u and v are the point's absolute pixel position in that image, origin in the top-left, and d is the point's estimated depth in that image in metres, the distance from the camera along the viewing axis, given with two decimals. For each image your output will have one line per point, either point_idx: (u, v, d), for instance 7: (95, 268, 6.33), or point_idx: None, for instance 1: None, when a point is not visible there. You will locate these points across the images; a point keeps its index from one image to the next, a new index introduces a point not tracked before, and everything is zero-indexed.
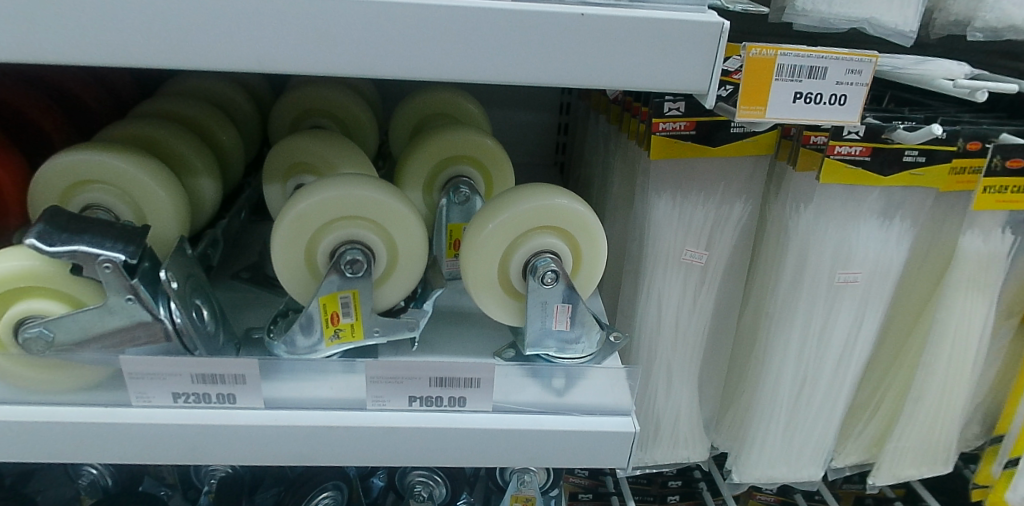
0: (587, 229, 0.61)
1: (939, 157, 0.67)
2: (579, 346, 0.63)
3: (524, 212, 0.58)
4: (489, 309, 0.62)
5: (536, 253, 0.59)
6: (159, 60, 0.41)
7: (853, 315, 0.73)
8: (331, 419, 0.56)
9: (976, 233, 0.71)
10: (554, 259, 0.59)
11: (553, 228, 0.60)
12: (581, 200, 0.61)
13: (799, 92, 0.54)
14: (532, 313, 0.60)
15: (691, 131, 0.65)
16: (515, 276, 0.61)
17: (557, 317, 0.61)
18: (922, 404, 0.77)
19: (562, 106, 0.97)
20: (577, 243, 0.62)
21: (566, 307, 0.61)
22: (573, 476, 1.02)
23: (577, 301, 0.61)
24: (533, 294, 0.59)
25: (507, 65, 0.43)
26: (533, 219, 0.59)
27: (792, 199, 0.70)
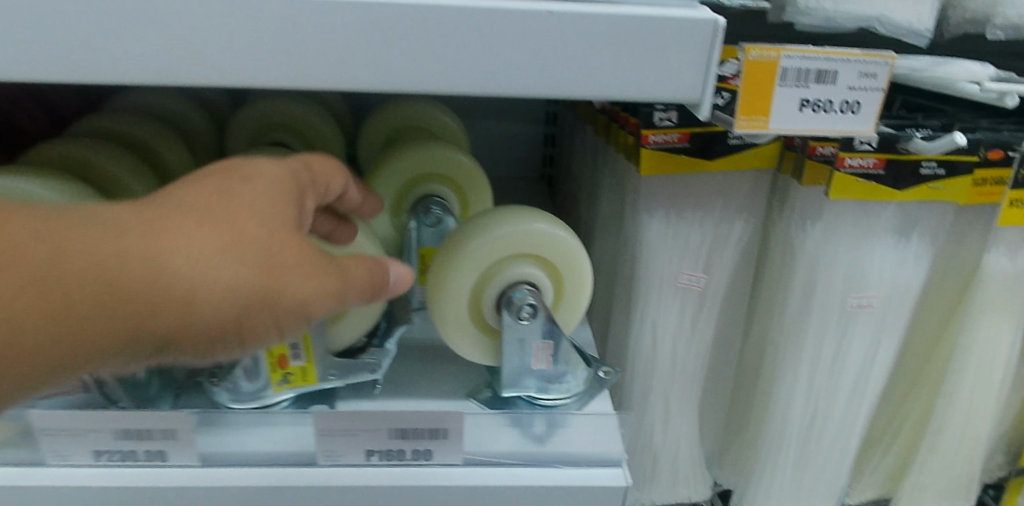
0: (569, 257, 0.54)
1: (961, 168, 0.61)
2: (562, 387, 0.56)
3: (498, 238, 0.51)
4: (458, 348, 0.56)
5: (513, 285, 0.53)
6: (18, 71, 0.32)
7: (869, 342, 0.66)
8: (276, 477, 0.49)
9: (1002, 250, 0.64)
10: (533, 292, 0.52)
11: (532, 257, 0.54)
12: (563, 224, 0.55)
13: (806, 99, 0.48)
14: (508, 352, 0.54)
15: (684, 144, 0.59)
16: (489, 311, 0.54)
17: (537, 355, 0.54)
18: (944, 436, 0.70)
19: (549, 116, 0.91)
20: (557, 271, 0.55)
21: (546, 343, 0.54)
22: None
23: (559, 336, 0.54)
24: (509, 332, 0.53)
25: (465, 73, 0.36)
26: (508, 247, 0.52)
27: (798, 216, 0.64)
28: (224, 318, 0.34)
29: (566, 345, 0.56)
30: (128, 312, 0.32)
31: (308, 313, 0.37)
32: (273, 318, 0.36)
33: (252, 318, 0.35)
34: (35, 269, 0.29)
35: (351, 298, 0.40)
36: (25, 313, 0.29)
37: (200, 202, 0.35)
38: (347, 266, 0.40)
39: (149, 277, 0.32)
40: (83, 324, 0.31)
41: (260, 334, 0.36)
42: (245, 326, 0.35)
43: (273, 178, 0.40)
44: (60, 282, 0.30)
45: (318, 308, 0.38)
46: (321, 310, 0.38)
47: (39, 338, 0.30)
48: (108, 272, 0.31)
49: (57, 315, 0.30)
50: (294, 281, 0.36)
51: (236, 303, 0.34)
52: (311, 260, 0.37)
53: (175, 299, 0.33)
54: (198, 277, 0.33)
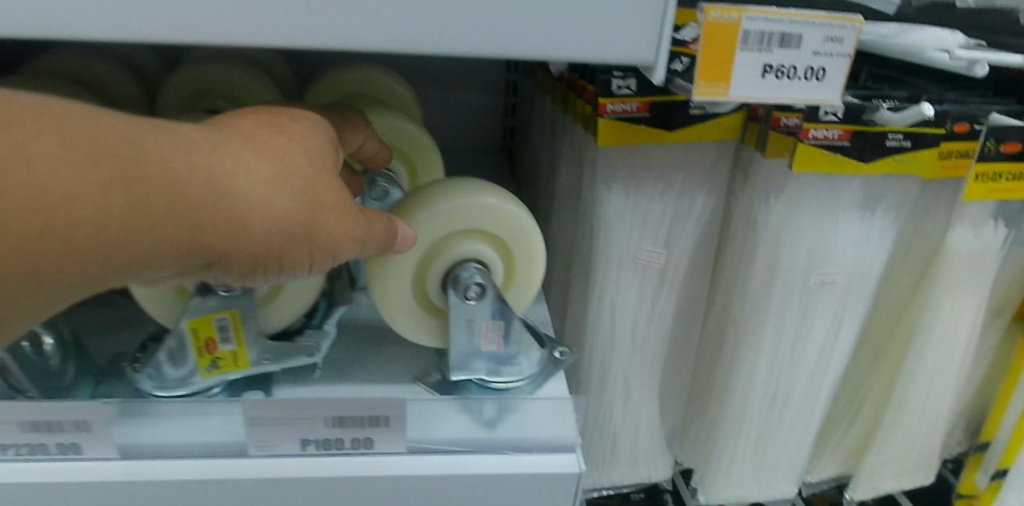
0: (518, 233, 0.51)
1: (927, 141, 0.59)
2: (515, 371, 0.53)
3: (442, 212, 0.48)
4: (403, 329, 0.53)
5: (459, 262, 0.50)
6: None
7: (831, 320, 0.64)
8: (203, 469, 0.46)
9: (966, 226, 0.63)
10: (480, 270, 0.49)
11: (479, 232, 0.50)
12: (514, 197, 0.51)
13: (769, 64, 0.45)
14: (455, 334, 0.51)
15: (644, 114, 0.56)
16: (435, 291, 0.51)
17: (487, 337, 0.52)
18: (904, 413, 0.69)
19: (509, 86, 0.87)
20: (507, 248, 0.52)
21: (496, 324, 0.51)
22: None
23: (510, 317, 0.51)
24: (455, 313, 0.50)
25: (393, 29, 0.33)
26: (453, 222, 0.49)
27: (761, 190, 0.61)
28: (269, 247, 0.36)
29: (519, 326, 0.53)
30: (191, 227, 0.32)
31: (338, 252, 0.39)
32: (310, 254, 0.38)
33: (292, 248, 0.37)
34: (119, 171, 0.30)
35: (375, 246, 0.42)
36: (105, 209, 0.29)
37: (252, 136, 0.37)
38: (373, 216, 0.42)
39: (216, 196, 0.33)
40: (149, 232, 0.31)
41: (290, 267, 0.38)
42: (282, 259, 0.37)
43: (316, 125, 0.42)
44: (137, 187, 0.30)
45: (346, 250, 0.40)
46: (350, 252, 0.40)
47: (109, 238, 0.30)
48: (178, 182, 0.32)
49: (133, 217, 0.30)
50: (332, 222, 0.38)
51: (283, 234, 0.36)
52: (344, 202, 0.39)
53: (235, 220, 0.34)
54: (255, 202, 0.35)
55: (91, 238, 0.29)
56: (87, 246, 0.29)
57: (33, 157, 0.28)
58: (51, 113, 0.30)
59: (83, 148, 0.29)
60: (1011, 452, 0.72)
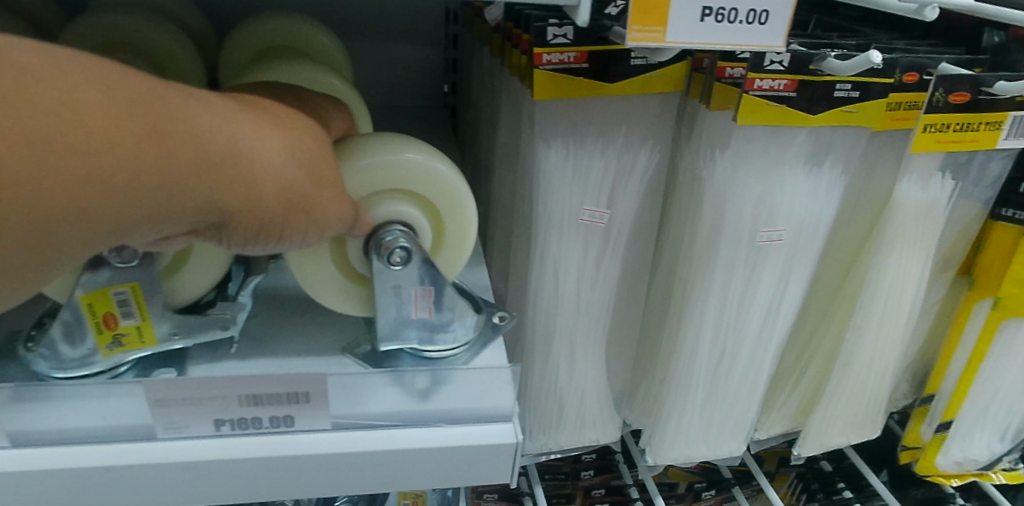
0: (446, 192, 0.47)
1: (875, 91, 0.57)
2: (449, 339, 0.50)
3: (359, 170, 0.44)
4: (326, 299, 0.49)
5: (383, 225, 0.46)
6: None
7: (778, 278, 0.63)
8: (107, 456, 0.42)
9: (914, 179, 0.62)
10: (405, 234, 0.46)
11: (403, 193, 0.47)
12: (437, 152, 0.47)
13: (709, 7, 0.41)
14: (382, 301, 0.48)
15: (583, 64, 0.53)
16: (358, 257, 0.47)
17: (416, 304, 0.49)
18: (851, 370, 0.69)
19: (449, 39, 0.83)
20: (435, 209, 0.48)
21: (426, 290, 0.48)
22: (482, 499, 0.84)
23: (441, 282, 0.48)
24: (380, 279, 0.46)
25: None
26: (373, 182, 0.45)
27: (706, 144, 0.59)
28: (273, 216, 0.35)
29: (452, 291, 0.50)
30: (210, 188, 0.31)
31: (331, 227, 0.39)
32: (308, 226, 0.37)
33: (291, 220, 0.36)
34: (152, 122, 0.28)
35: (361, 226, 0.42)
36: (138, 159, 0.28)
37: (257, 106, 0.36)
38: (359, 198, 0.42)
39: (236, 157, 0.32)
40: (173, 187, 0.30)
41: (287, 237, 0.37)
42: (279, 229, 0.36)
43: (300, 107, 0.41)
44: (167, 140, 0.29)
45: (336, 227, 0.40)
46: (339, 229, 0.40)
47: (134, 190, 0.28)
48: (203, 142, 0.30)
49: (159, 171, 0.29)
50: (330, 196, 0.38)
51: (289, 203, 0.35)
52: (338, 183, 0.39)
53: (249, 183, 0.33)
54: (269, 171, 0.34)
55: (120, 189, 0.27)
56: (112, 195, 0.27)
57: (70, 98, 0.26)
58: (78, 57, 0.28)
59: (118, 95, 0.27)
60: (955, 404, 0.74)
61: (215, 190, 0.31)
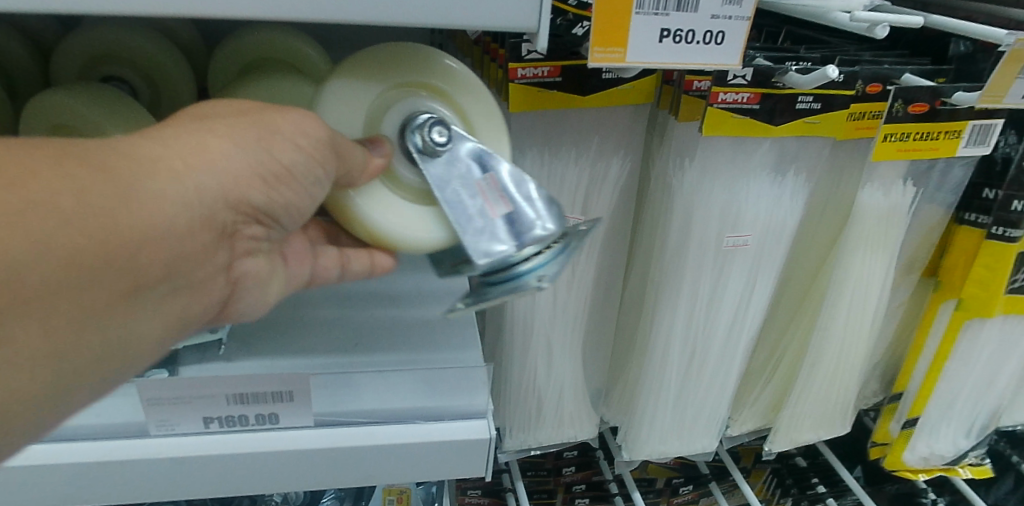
0: (442, 69, 0.45)
1: (837, 103, 0.59)
2: (542, 239, 0.43)
3: (348, 90, 0.44)
4: (398, 234, 0.46)
5: (402, 127, 0.45)
6: None
7: (744, 280, 0.66)
8: (101, 453, 0.45)
9: (876, 186, 0.64)
10: (427, 117, 0.44)
11: (404, 89, 0.45)
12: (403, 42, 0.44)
13: (667, 29, 0.43)
14: (454, 203, 0.44)
15: (556, 78, 0.55)
16: (402, 172, 0.46)
17: (490, 206, 0.44)
18: (818, 368, 0.72)
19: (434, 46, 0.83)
20: (446, 92, 0.46)
21: (488, 176, 0.44)
22: (467, 497, 0.87)
23: (497, 161, 0.44)
24: (435, 182, 0.44)
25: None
26: (368, 90, 0.44)
27: (676, 153, 0.62)
28: (255, 151, 0.36)
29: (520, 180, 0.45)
30: (163, 168, 0.32)
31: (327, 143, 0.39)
32: (300, 150, 0.37)
33: (271, 149, 0.36)
34: (60, 150, 0.30)
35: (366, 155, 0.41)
36: (71, 172, 0.29)
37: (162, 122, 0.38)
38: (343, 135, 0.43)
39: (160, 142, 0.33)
40: (136, 182, 0.31)
41: (294, 168, 0.37)
42: (280, 164, 0.37)
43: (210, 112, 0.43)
44: (87, 154, 0.30)
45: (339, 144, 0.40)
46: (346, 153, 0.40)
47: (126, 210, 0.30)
48: (115, 147, 0.32)
49: (102, 175, 0.30)
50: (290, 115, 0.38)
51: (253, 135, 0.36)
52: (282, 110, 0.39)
53: (201, 143, 0.34)
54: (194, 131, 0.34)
55: (83, 202, 0.29)
56: (108, 224, 0.30)
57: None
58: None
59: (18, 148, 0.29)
60: (920, 402, 0.76)
61: (180, 162, 0.33)
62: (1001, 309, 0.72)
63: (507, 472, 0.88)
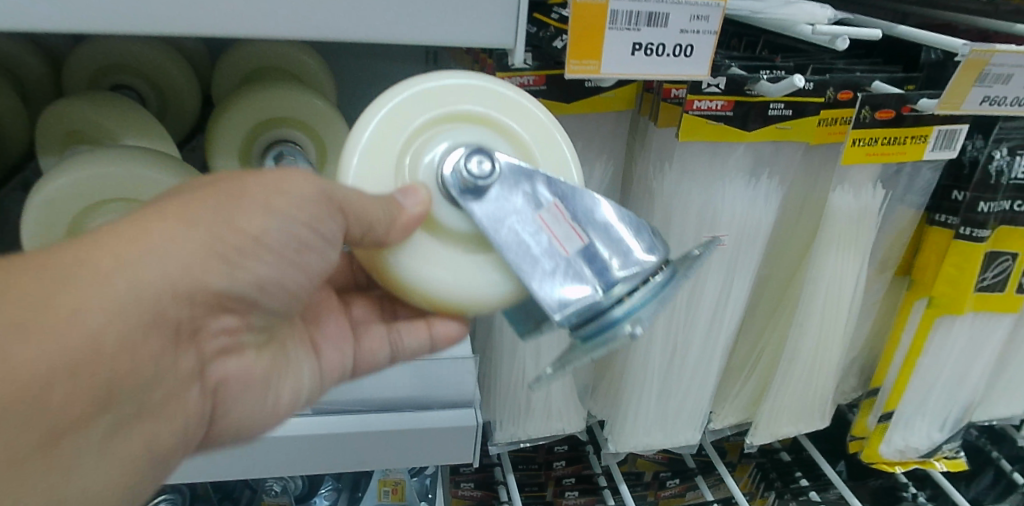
0: (471, 93, 0.42)
1: (809, 110, 0.62)
2: (633, 274, 0.38)
3: (372, 136, 0.40)
4: (456, 294, 0.42)
5: (438, 167, 0.41)
6: None
7: (722, 279, 0.69)
8: None
9: (847, 189, 0.67)
10: (464, 150, 0.41)
11: (433, 124, 0.41)
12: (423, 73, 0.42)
13: (638, 43, 0.47)
14: (514, 247, 0.40)
15: (541, 86, 0.58)
16: (446, 218, 0.41)
17: (564, 243, 0.40)
18: (796, 364, 0.75)
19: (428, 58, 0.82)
20: (479, 117, 0.42)
21: (553, 211, 0.40)
22: (460, 489, 0.89)
23: (558, 192, 0.41)
24: (489, 223, 0.40)
25: (259, 15, 0.35)
26: (397, 135, 0.41)
27: (656, 157, 0.65)
28: (217, 225, 0.34)
29: (595, 212, 0.41)
30: (91, 275, 0.30)
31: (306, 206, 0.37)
32: (271, 216, 0.35)
33: (225, 221, 0.34)
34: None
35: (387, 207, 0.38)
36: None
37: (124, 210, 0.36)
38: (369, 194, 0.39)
39: (93, 244, 0.31)
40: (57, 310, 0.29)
41: (259, 233, 0.35)
42: (247, 234, 0.35)
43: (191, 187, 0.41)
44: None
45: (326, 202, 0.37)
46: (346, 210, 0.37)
47: (63, 300, 0.29)
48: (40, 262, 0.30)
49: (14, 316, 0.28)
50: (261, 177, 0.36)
51: (213, 205, 0.34)
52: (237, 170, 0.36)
53: (140, 231, 0.32)
54: (132, 223, 0.32)
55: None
56: (51, 321, 0.29)
57: None
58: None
59: None
60: (895, 397, 0.80)
61: (126, 247, 0.31)
62: (971, 306, 0.75)
63: (499, 466, 0.92)
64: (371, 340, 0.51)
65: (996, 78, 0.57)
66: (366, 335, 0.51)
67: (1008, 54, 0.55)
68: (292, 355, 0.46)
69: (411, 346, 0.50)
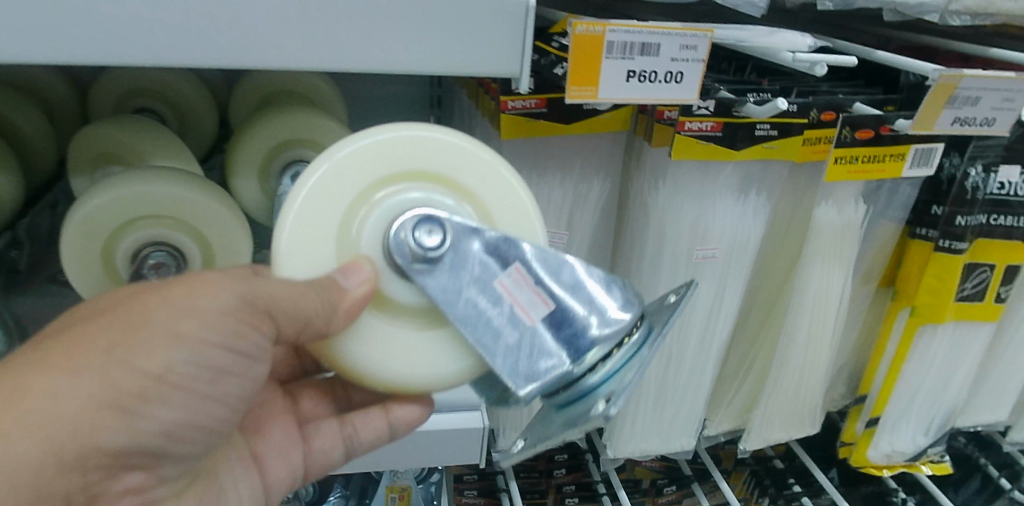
0: (407, 148, 0.44)
1: (793, 130, 0.66)
2: (608, 339, 0.43)
3: (308, 201, 0.42)
4: (406, 368, 0.45)
5: (383, 231, 0.43)
6: None
7: (714, 290, 0.73)
8: None
9: (830, 204, 0.71)
10: (410, 215, 0.43)
11: (366, 195, 0.43)
12: (355, 135, 0.44)
13: (632, 71, 0.51)
14: (473, 318, 0.43)
15: (543, 109, 0.62)
16: (397, 293, 0.44)
17: (530, 311, 0.43)
18: (785, 372, 0.78)
19: (433, 100, 0.90)
20: (416, 174, 0.44)
21: (513, 280, 0.43)
22: (463, 497, 0.92)
23: (511, 260, 0.44)
24: (441, 289, 0.42)
25: (290, 48, 0.38)
26: (331, 209, 0.43)
27: (650, 176, 0.69)
28: (111, 365, 0.37)
29: (550, 275, 0.44)
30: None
31: (225, 317, 0.41)
32: (178, 345, 0.39)
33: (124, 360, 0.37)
34: None
35: (320, 294, 0.40)
36: None
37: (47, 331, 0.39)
38: (307, 282, 0.41)
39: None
40: None
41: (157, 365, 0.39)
42: (145, 372, 0.38)
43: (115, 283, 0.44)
44: None
45: (255, 306, 0.41)
46: (276, 309, 0.41)
47: None
48: None
49: None
50: (171, 295, 0.39)
51: (108, 342, 0.37)
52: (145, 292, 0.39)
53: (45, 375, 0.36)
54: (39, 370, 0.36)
55: None
56: None
57: None
58: None
59: None
60: (881, 403, 0.83)
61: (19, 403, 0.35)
62: (952, 315, 0.79)
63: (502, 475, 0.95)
64: (320, 442, 0.59)
65: (966, 100, 0.62)
66: (316, 438, 0.59)
67: (975, 79, 0.60)
68: (229, 474, 0.52)
69: (366, 439, 0.58)
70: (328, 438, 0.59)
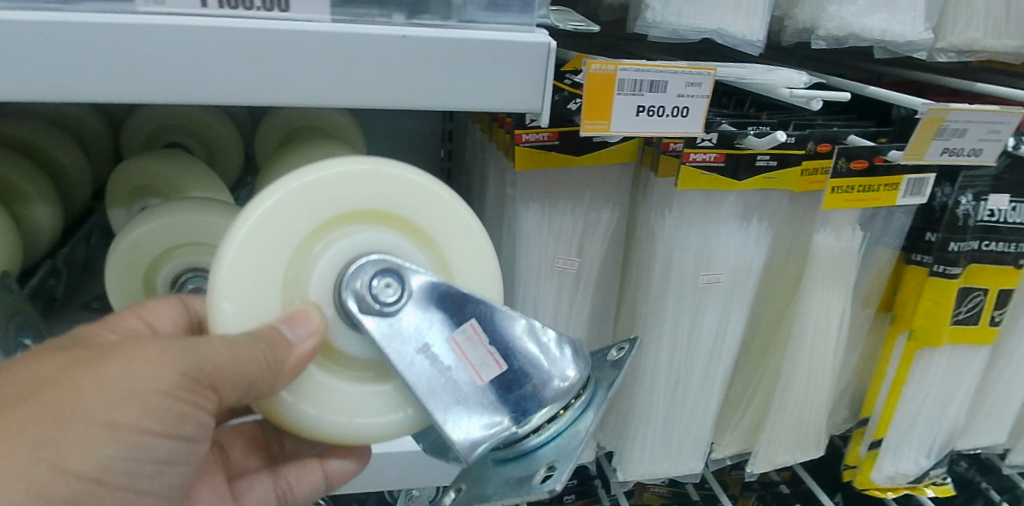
0: (365, 186, 0.44)
1: (792, 161, 0.70)
2: (553, 403, 0.46)
3: (262, 237, 0.42)
4: (349, 418, 0.46)
5: (337, 275, 0.44)
6: None
7: (719, 315, 0.76)
8: None
9: (829, 231, 0.75)
10: (363, 264, 0.44)
11: (317, 236, 0.44)
12: (310, 168, 0.43)
13: (642, 106, 0.55)
14: (424, 377, 0.44)
15: (555, 142, 0.65)
16: (348, 346, 0.46)
17: (482, 369, 0.46)
18: (789, 394, 0.81)
19: (445, 133, 0.95)
20: (370, 214, 0.45)
21: (468, 341, 0.46)
22: None
23: (466, 317, 0.46)
24: (393, 342, 0.44)
25: (331, 86, 0.42)
26: (283, 246, 0.43)
27: (657, 205, 0.72)
28: (80, 438, 0.38)
29: (504, 331, 0.46)
30: None
31: (166, 395, 0.41)
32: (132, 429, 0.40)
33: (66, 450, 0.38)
34: None
35: (265, 357, 0.41)
36: None
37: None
38: (249, 341, 0.41)
39: None
40: None
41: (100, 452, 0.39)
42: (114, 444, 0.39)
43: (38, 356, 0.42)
44: None
45: (198, 379, 0.41)
46: (219, 380, 0.41)
47: None
48: None
49: None
50: (106, 377, 0.39)
51: (36, 437, 0.37)
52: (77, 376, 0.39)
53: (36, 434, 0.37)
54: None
55: None
56: None
57: None
58: None
59: None
60: (883, 425, 0.85)
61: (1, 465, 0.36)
62: (948, 339, 0.81)
63: None
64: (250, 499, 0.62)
65: (953, 132, 0.66)
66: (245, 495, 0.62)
67: (962, 112, 0.64)
68: None
69: (301, 494, 0.62)
70: (260, 494, 0.62)
